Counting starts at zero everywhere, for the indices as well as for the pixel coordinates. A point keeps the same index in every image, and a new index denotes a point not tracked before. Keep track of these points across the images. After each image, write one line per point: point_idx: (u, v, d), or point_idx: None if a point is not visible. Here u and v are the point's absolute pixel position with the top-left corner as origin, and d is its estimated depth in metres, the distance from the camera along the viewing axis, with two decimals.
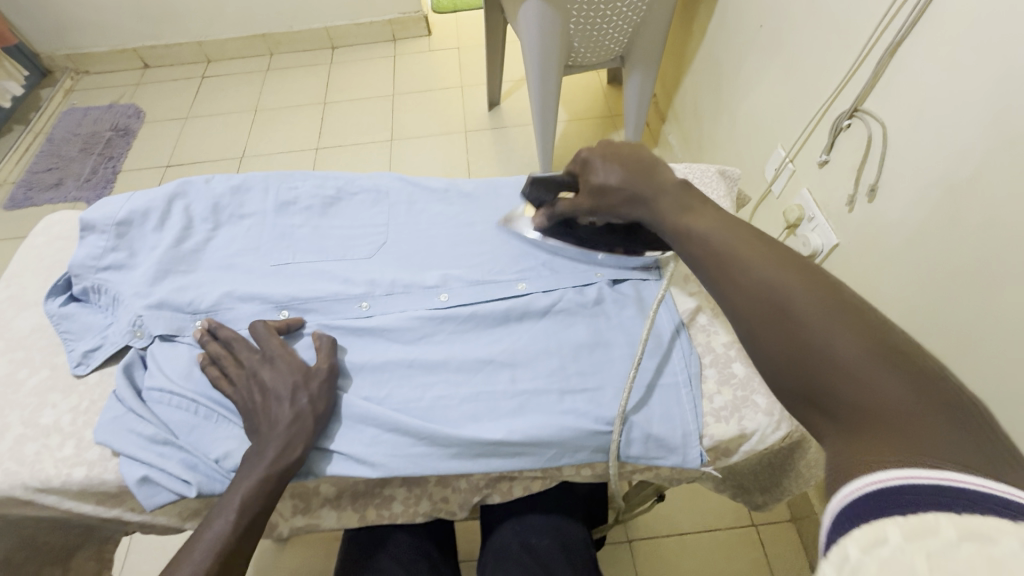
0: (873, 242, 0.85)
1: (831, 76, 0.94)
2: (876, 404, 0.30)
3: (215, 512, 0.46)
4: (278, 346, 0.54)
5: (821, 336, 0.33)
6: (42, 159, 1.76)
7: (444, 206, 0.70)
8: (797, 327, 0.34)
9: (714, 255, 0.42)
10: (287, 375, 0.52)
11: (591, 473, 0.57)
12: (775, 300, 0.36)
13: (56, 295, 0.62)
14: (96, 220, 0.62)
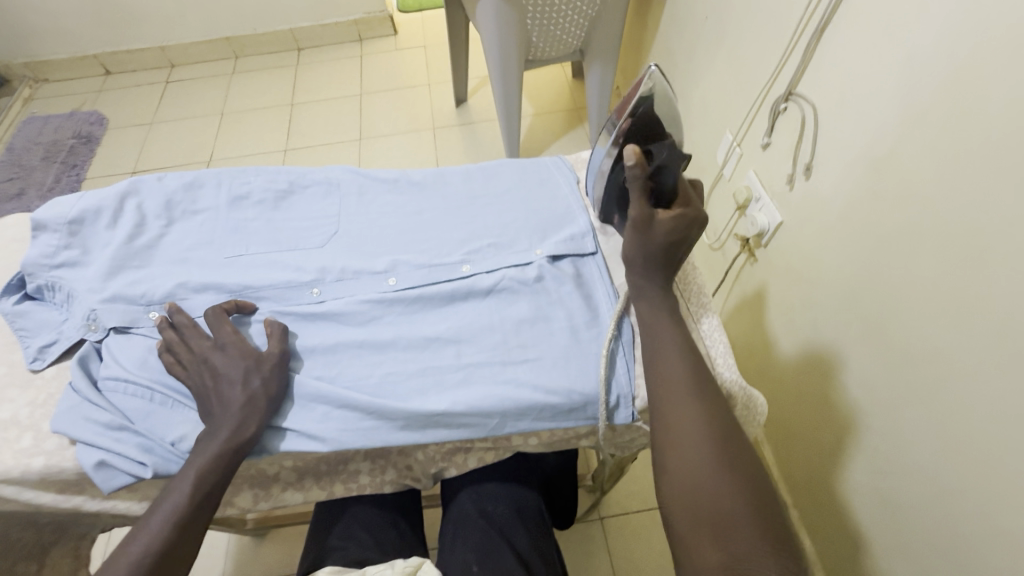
0: (812, 218, 0.90)
1: (767, 62, 0.98)
2: (738, 549, 0.41)
3: (170, 487, 0.48)
4: (231, 332, 0.56)
5: (718, 480, 0.44)
6: (4, 168, 1.74)
7: (394, 195, 0.72)
8: (714, 483, 0.44)
9: (661, 386, 0.51)
10: (238, 360, 0.54)
11: (539, 441, 0.60)
12: (698, 445, 0.46)
13: (10, 293, 0.63)
14: (48, 220, 0.64)
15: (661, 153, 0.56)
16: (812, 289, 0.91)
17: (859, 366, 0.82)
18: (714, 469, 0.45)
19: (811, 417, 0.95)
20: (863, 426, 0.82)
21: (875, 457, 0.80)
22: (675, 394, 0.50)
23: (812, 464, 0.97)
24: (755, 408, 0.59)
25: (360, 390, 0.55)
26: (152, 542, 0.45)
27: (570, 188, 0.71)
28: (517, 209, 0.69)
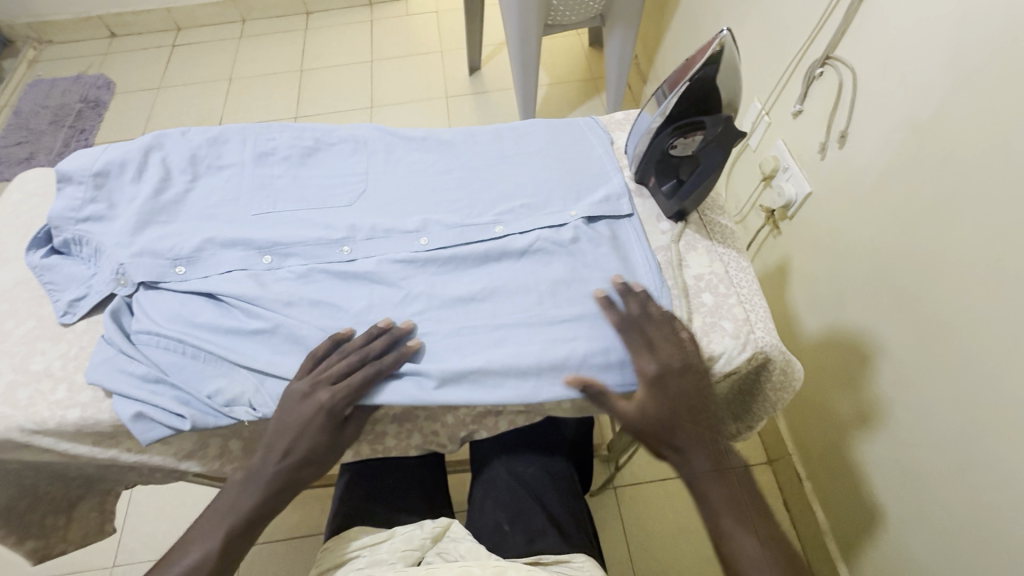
0: (842, 189, 0.87)
1: (804, 24, 0.93)
2: None
3: (196, 538, 0.51)
4: (369, 366, 0.52)
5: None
6: (11, 133, 1.71)
7: (422, 154, 0.70)
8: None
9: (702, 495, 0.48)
10: (316, 438, 0.51)
11: (571, 404, 0.59)
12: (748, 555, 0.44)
13: (37, 247, 0.62)
14: (73, 172, 0.63)
15: (715, 126, 0.55)
16: (837, 260, 0.90)
17: (884, 338, 0.81)
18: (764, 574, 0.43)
19: (829, 389, 0.95)
20: (885, 397, 0.82)
21: (897, 429, 0.80)
22: (711, 496, 0.47)
23: (828, 438, 0.97)
24: (792, 374, 0.59)
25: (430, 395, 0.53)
26: (212, 548, 0.50)
27: (604, 149, 0.69)
28: (551, 170, 0.67)
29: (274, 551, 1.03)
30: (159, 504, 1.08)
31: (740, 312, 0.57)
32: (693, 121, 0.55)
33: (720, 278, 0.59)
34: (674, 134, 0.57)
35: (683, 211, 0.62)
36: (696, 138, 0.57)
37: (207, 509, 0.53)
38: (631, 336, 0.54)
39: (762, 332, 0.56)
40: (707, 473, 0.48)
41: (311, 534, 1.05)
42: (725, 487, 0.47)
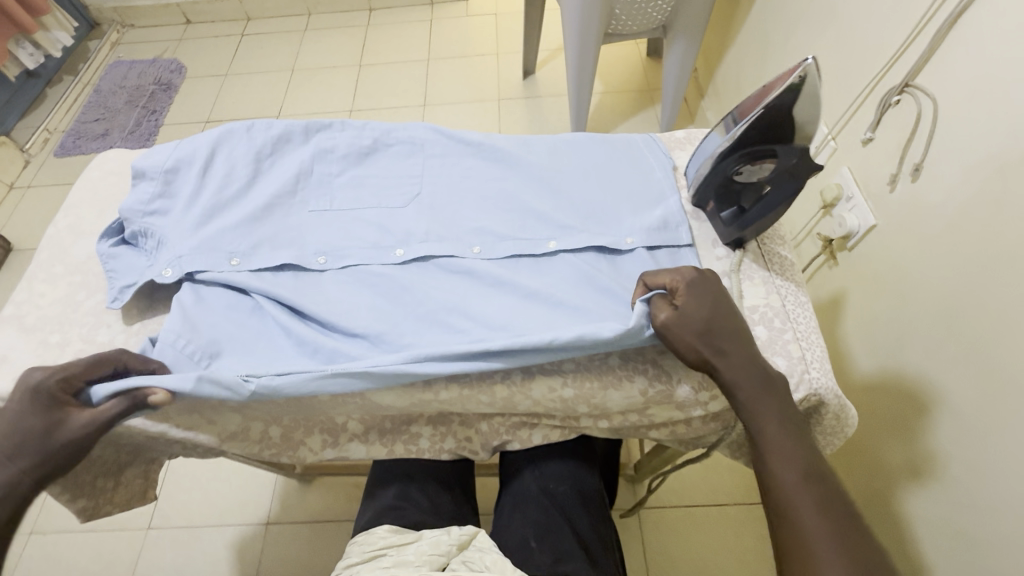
0: (911, 224, 0.82)
1: (884, 49, 0.89)
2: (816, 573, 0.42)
3: None
4: (111, 360, 0.53)
5: (805, 494, 0.45)
6: (90, 109, 1.82)
7: (477, 160, 0.71)
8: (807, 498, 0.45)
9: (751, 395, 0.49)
10: (25, 423, 0.48)
11: (607, 426, 0.58)
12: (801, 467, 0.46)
13: (109, 236, 0.66)
14: (146, 168, 0.66)
15: (788, 157, 0.53)
16: (899, 302, 0.85)
17: (946, 387, 0.76)
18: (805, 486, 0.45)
19: (879, 436, 0.90)
20: (941, 451, 0.77)
21: (951, 486, 0.75)
22: (759, 397, 0.48)
23: (873, 486, 0.92)
24: (846, 423, 0.55)
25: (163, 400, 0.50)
26: None
27: (665, 174, 0.67)
28: (608, 190, 0.66)
29: (297, 532, 1.07)
30: (196, 474, 1.14)
31: (794, 349, 0.54)
32: (763, 151, 0.53)
33: (776, 310, 0.57)
34: (741, 161, 0.54)
35: (742, 239, 0.59)
36: (766, 166, 0.54)
37: None
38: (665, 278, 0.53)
39: (818, 373, 0.53)
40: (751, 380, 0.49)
41: (334, 519, 1.08)
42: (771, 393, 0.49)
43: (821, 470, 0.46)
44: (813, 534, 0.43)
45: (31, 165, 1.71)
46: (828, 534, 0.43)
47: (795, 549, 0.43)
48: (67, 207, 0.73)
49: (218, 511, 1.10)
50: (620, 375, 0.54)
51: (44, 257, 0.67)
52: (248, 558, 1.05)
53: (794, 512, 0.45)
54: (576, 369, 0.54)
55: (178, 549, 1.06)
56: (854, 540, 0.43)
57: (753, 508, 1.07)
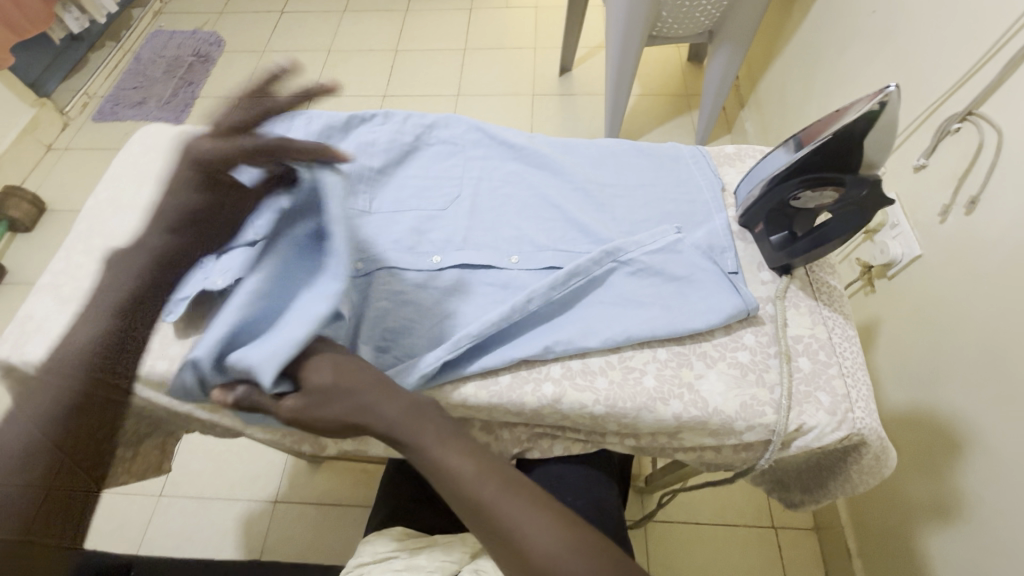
0: (961, 260, 0.76)
1: (946, 74, 0.83)
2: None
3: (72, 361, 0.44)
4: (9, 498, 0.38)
5: (506, 503, 0.42)
6: (130, 77, 1.84)
7: (518, 165, 0.69)
8: (510, 507, 0.42)
9: (414, 430, 0.46)
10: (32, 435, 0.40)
11: (633, 445, 0.57)
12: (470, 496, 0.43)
13: None
14: None
15: (852, 187, 0.50)
16: (939, 339, 0.80)
17: (985, 433, 0.71)
18: (495, 497, 0.42)
19: (904, 472, 0.86)
20: (972, 495, 0.73)
21: (981, 535, 0.72)
22: (420, 432, 0.46)
23: (892, 523, 0.89)
24: (886, 463, 0.54)
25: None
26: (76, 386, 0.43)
27: (712, 191, 0.65)
28: (654, 207, 0.65)
29: (304, 513, 1.08)
30: (210, 447, 1.15)
31: (839, 386, 0.52)
32: (829, 179, 0.50)
33: (819, 343, 0.55)
34: (799, 188, 0.52)
35: (791, 265, 0.58)
36: (827, 193, 0.51)
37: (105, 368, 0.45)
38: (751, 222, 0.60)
39: (863, 413, 0.51)
40: (400, 416, 0.47)
41: (340, 503, 1.08)
42: (418, 420, 0.47)
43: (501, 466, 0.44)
44: (531, 530, 0.41)
45: (69, 128, 1.74)
46: (545, 525, 0.41)
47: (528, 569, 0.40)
48: (107, 179, 0.74)
49: (228, 485, 1.11)
50: (655, 397, 0.52)
51: (83, 229, 0.69)
52: (254, 534, 1.06)
53: (492, 513, 0.42)
54: (609, 387, 0.53)
55: (187, 519, 1.08)
56: (566, 519, 0.42)
57: (761, 531, 1.05)
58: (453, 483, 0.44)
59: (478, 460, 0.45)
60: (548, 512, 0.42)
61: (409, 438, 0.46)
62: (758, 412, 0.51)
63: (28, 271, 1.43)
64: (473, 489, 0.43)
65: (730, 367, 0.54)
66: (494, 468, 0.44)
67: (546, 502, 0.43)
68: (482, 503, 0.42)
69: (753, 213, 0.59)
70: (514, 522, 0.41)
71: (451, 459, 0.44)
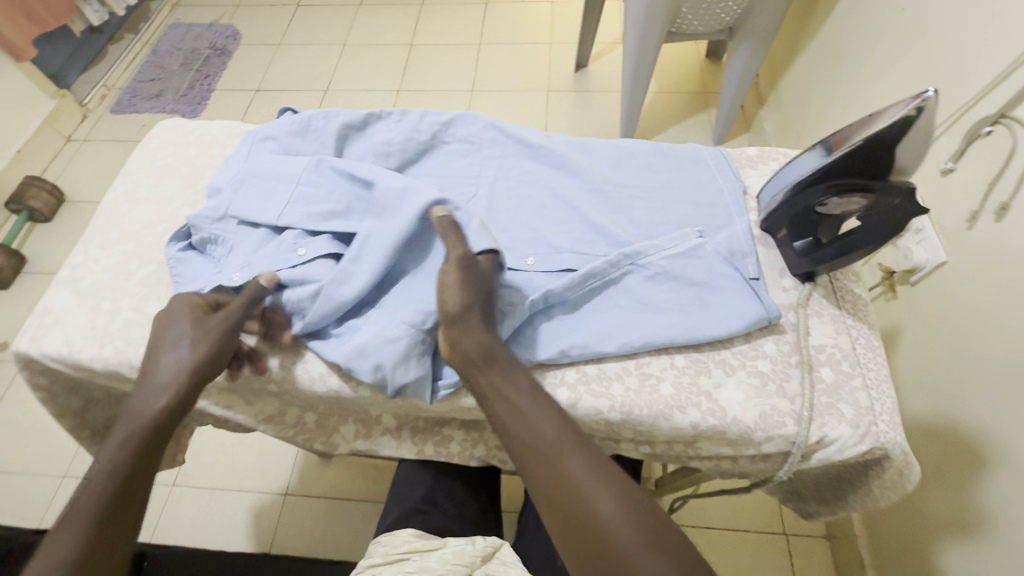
0: (990, 268, 0.73)
1: (979, 74, 0.80)
2: (605, 538, 0.42)
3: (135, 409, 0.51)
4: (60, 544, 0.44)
5: (576, 456, 0.45)
6: (147, 69, 1.85)
7: (536, 164, 0.68)
8: (579, 459, 0.45)
9: (501, 369, 0.50)
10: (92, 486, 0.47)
11: (648, 451, 0.56)
12: (546, 439, 0.46)
13: (178, 239, 0.65)
14: (220, 185, 0.66)
15: (883, 195, 0.48)
16: (964, 349, 0.77)
17: (1010, 448, 0.69)
18: (569, 445, 0.46)
19: (923, 483, 0.84)
20: (995, 511, 0.72)
21: (1003, 551, 0.70)
22: (506, 370, 0.50)
23: (908, 534, 0.87)
24: (910, 477, 0.53)
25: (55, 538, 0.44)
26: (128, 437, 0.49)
27: (734, 195, 0.64)
28: (674, 210, 0.63)
29: (314, 506, 1.08)
30: (222, 438, 1.16)
31: (862, 399, 0.51)
32: (857, 185, 0.48)
33: (842, 353, 0.54)
34: (826, 195, 0.51)
35: (814, 272, 0.57)
36: (855, 200, 0.50)
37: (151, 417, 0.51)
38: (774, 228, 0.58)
39: (887, 427, 0.50)
40: (488, 355, 0.51)
41: (350, 497, 1.09)
42: (504, 361, 0.51)
43: (576, 425, 0.48)
44: (593, 487, 0.43)
45: (88, 120, 1.76)
46: (605, 488, 0.43)
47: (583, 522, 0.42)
48: (125, 173, 0.74)
49: (240, 476, 1.12)
50: (672, 405, 0.51)
51: (101, 223, 0.69)
52: (264, 526, 1.07)
53: (561, 459, 0.45)
54: (625, 394, 0.52)
55: (199, 509, 1.09)
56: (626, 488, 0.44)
57: (772, 537, 1.03)
58: (530, 424, 0.47)
59: (562, 414, 0.48)
60: (616, 477, 0.45)
61: (497, 373, 0.50)
62: (778, 423, 0.50)
63: (47, 260, 1.45)
64: (549, 431, 0.46)
65: (750, 376, 0.53)
66: (569, 423, 0.48)
67: (609, 467, 0.45)
68: (556, 447, 0.46)
69: (776, 219, 0.57)
70: (580, 474, 0.44)
71: (533, 403, 0.48)
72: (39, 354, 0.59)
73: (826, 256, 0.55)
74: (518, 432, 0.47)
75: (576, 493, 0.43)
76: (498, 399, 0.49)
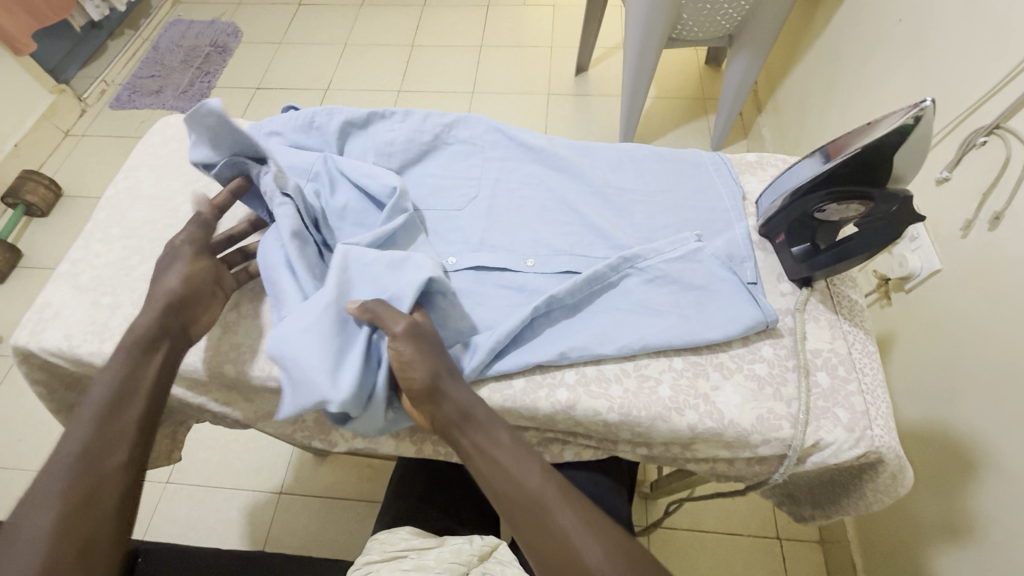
0: (983, 276, 0.73)
1: (974, 85, 0.81)
2: None
3: (102, 385, 0.49)
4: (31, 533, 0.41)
5: (561, 507, 0.45)
6: (147, 66, 1.85)
7: (538, 166, 0.69)
8: (563, 510, 0.45)
9: (477, 423, 0.49)
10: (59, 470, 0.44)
11: (645, 453, 0.57)
12: (529, 492, 0.45)
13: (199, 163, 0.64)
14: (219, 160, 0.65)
15: (880, 202, 0.49)
16: (957, 355, 0.78)
17: (1001, 455, 0.70)
18: (553, 496, 0.45)
19: (916, 488, 0.85)
20: (986, 517, 0.72)
21: (993, 556, 0.71)
22: (483, 423, 0.49)
23: (900, 539, 0.88)
24: (902, 481, 0.53)
25: (25, 525, 0.41)
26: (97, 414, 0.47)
27: (733, 200, 0.65)
28: (673, 214, 0.64)
29: (308, 505, 1.08)
30: (217, 436, 1.16)
31: (857, 403, 0.52)
32: (856, 192, 0.49)
33: (838, 358, 0.55)
34: (825, 201, 0.51)
35: (811, 278, 0.58)
36: (853, 206, 0.51)
37: (123, 390, 0.49)
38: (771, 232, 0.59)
39: (881, 431, 0.50)
40: (465, 410, 0.49)
41: (345, 497, 1.09)
42: (481, 414, 0.50)
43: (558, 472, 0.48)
44: (580, 539, 0.43)
45: (86, 115, 1.75)
46: (593, 538, 0.43)
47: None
48: (126, 168, 0.74)
49: (234, 474, 1.12)
50: (669, 407, 0.52)
51: (101, 218, 0.69)
52: (258, 524, 1.07)
53: (547, 515, 0.45)
54: (624, 395, 0.53)
55: (192, 506, 1.09)
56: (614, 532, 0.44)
57: (766, 541, 1.04)
58: (512, 480, 0.46)
59: (542, 465, 0.48)
60: (603, 526, 0.45)
61: (475, 425, 0.49)
62: (774, 426, 0.51)
63: (43, 255, 1.44)
64: (532, 486, 0.46)
65: (747, 379, 0.53)
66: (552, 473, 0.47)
67: (594, 513, 0.45)
68: (541, 502, 0.45)
69: (774, 224, 0.58)
70: (568, 526, 0.44)
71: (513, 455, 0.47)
72: (37, 348, 0.59)
73: (821, 262, 0.55)
74: (503, 492, 0.46)
75: (564, 547, 0.43)
76: (479, 460, 0.48)
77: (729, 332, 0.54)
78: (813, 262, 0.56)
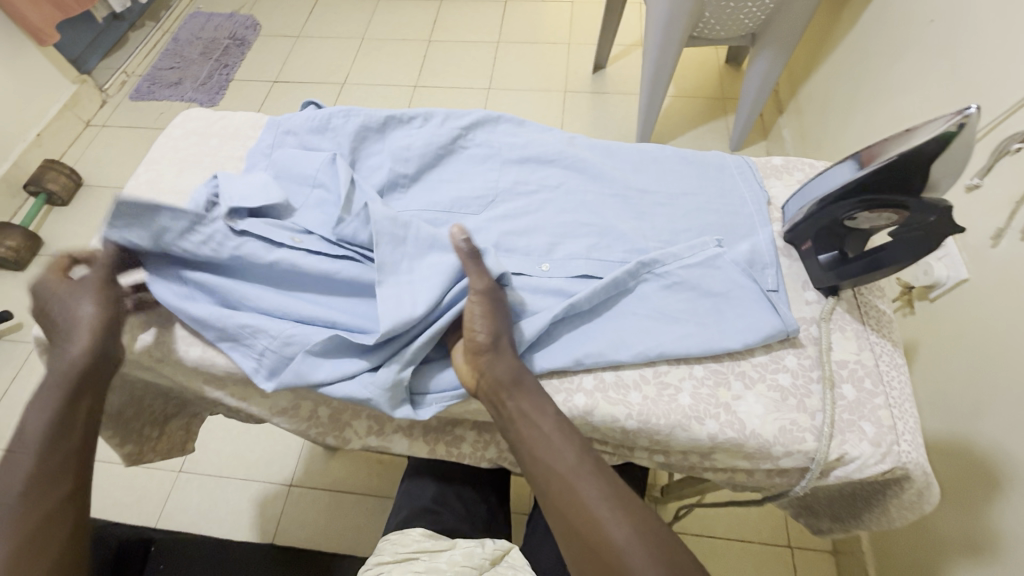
0: (1014, 289, 0.71)
1: (1009, 90, 0.78)
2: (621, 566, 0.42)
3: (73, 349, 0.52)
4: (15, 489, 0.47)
5: (595, 482, 0.46)
6: (167, 57, 1.86)
7: (556, 169, 0.68)
8: (595, 487, 0.46)
9: (523, 391, 0.50)
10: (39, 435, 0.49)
11: (662, 460, 0.56)
12: (565, 463, 0.47)
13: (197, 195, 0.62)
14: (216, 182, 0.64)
15: (914, 211, 0.47)
16: (983, 368, 0.76)
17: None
18: (588, 472, 0.46)
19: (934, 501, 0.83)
20: (1009, 535, 0.70)
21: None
22: (528, 391, 0.50)
23: (919, 553, 0.86)
24: (928, 499, 0.52)
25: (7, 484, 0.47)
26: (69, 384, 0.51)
27: (757, 205, 0.63)
28: (694, 219, 0.63)
29: (317, 498, 1.09)
30: (230, 427, 1.17)
31: (885, 417, 0.50)
32: (890, 201, 0.48)
33: (864, 370, 0.53)
34: (855, 209, 0.50)
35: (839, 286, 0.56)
36: (886, 215, 0.49)
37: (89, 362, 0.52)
38: (798, 241, 0.58)
39: (909, 447, 0.49)
40: (511, 377, 0.50)
41: (354, 491, 1.09)
42: (528, 381, 0.51)
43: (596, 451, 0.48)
44: (611, 516, 0.44)
45: (107, 105, 1.77)
46: (621, 517, 0.44)
47: (599, 549, 0.43)
48: (148, 161, 0.75)
49: (246, 465, 1.13)
50: (690, 415, 0.51)
51: None
52: (268, 515, 1.08)
53: (580, 487, 0.46)
54: (643, 402, 0.52)
55: (205, 495, 1.10)
56: (644, 515, 0.45)
57: (777, 550, 1.02)
58: (550, 449, 0.48)
59: (582, 441, 0.49)
60: (634, 507, 0.45)
61: (519, 394, 0.50)
62: (797, 438, 0.49)
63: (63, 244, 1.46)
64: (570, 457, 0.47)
65: (770, 390, 0.52)
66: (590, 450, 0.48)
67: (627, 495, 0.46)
68: (575, 478, 0.46)
69: (800, 232, 0.57)
70: (597, 502, 0.45)
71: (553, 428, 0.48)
72: None
73: (851, 272, 0.54)
74: (539, 460, 0.47)
75: (593, 520, 0.44)
76: (522, 425, 0.49)
77: (749, 343, 0.53)
78: (841, 271, 0.55)
